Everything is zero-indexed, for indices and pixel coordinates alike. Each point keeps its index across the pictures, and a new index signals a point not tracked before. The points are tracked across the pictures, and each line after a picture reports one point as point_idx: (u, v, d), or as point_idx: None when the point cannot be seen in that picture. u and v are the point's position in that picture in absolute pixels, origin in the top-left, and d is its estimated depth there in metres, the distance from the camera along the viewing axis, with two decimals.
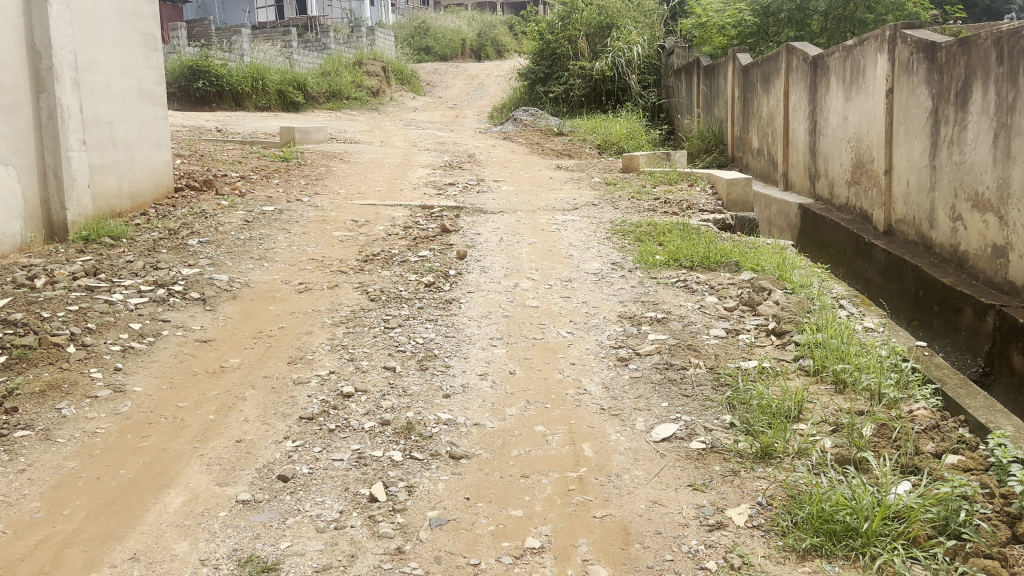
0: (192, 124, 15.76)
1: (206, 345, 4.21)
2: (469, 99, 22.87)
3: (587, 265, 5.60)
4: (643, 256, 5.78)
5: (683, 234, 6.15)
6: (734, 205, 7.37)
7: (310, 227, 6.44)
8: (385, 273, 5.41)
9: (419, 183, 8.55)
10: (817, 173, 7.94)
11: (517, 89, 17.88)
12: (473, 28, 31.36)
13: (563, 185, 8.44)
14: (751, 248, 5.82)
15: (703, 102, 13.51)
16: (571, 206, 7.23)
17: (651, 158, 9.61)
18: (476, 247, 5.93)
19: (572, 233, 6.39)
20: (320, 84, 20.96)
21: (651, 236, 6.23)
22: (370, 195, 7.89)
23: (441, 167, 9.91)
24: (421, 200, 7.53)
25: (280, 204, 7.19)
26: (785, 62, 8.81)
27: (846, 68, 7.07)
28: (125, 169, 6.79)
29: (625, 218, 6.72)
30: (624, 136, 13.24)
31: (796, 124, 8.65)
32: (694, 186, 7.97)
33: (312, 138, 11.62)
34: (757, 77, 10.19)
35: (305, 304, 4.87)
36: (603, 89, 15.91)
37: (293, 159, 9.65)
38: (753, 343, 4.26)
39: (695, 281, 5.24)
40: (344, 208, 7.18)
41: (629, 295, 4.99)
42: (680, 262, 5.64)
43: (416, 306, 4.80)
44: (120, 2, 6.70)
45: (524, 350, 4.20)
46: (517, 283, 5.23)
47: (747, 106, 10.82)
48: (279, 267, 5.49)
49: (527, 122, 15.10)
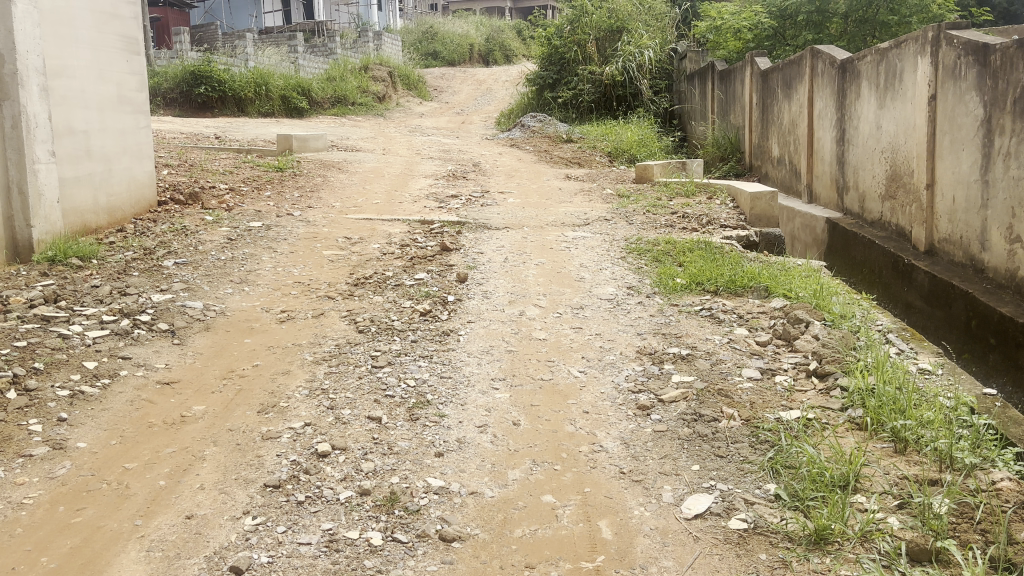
0: (192, 131, 15.29)
1: (167, 388, 3.71)
2: (477, 105, 22.36)
3: (600, 289, 5.07)
4: (662, 279, 5.25)
5: (706, 253, 5.62)
6: (758, 219, 6.80)
7: (299, 245, 5.93)
8: (377, 298, 4.89)
9: (420, 195, 8.04)
10: (846, 186, 7.40)
11: (525, 94, 17.35)
12: (481, 33, 30.88)
13: (572, 197, 7.92)
14: (781, 271, 5.29)
15: (718, 107, 12.97)
16: (582, 221, 6.70)
17: (666, 167, 9.06)
18: (478, 268, 5.41)
19: (584, 252, 5.86)
20: (325, 89, 20.51)
21: (671, 256, 5.70)
22: (367, 208, 7.38)
23: (444, 177, 9.40)
24: (421, 214, 7.02)
25: (269, 219, 6.69)
26: (809, 67, 8.28)
27: (880, 72, 6.54)
28: (102, 182, 6.31)
29: (642, 235, 6.18)
30: (636, 144, 12.73)
31: (822, 132, 8.11)
32: (714, 200, 7.44)
33: (311, 146, 11.12)
34: (778, 81, 9.65)
35: (284, 336, 4.35)
36: (613, 94, 15.40)
37: (288, 169, 9.15)
38: (792, 387, 3.72)
39: (722, 309, 4.71)
40: (337, 223, 6.67)
41: (647, 327, 4.46)
42: (705, 286, 5.11)
43: (409, 339, 4.28)
44: (98, 3, 6.22)
45: (529, 394, 3.67)
46: (523, 310, 4.70)
47: (767, 113, 10.28)
48: (260, 292, 4.98)
49: (534, 128, 14.57)
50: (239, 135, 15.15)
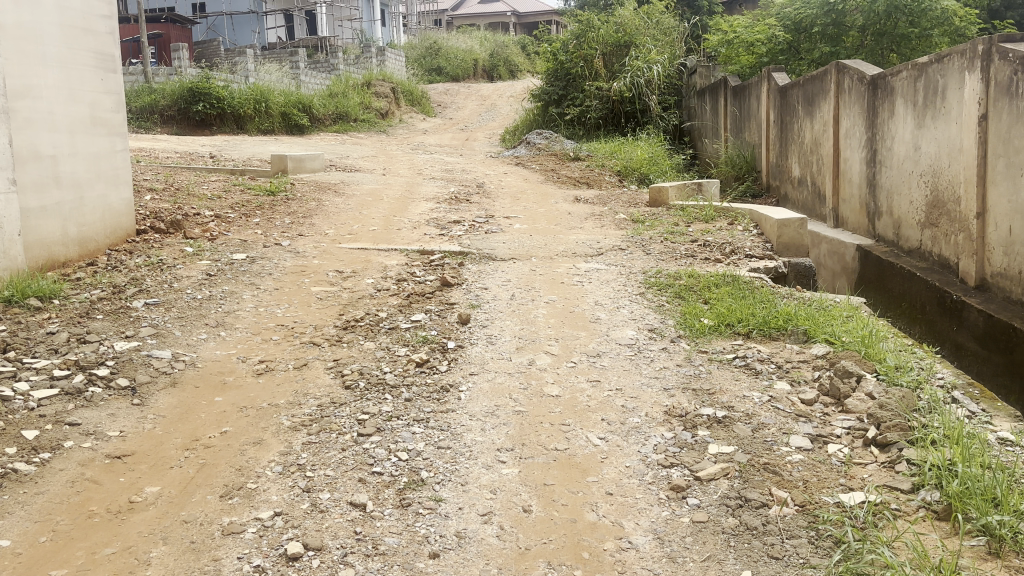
0: (188, 150, 14.82)
1: (117, 463, 3.18)
2: (481, 121, 21.91)
3: (618, 333, 4.51)
4: (686, 320, 4.72)
5: (734, 290, 5.08)
6: (786, 248, 6.27)
7: (285, 281, 5.40)
8: (368, 345, 4.35)
9: (420, 221, 7.52)
10: (877, 211, 6.88)
11: (530, 110, 16.87)
12: (485, 48, 30.49)
13: (582, 223, 7.38)
14: (821, 310, 4.74)
15: (731, 124, 12.46)
16: (595, 250, 6.16)
17: (681, 189, 8.53)
18: (482, 307, 4.87)
19: (598, 287, 5.32)
20: (326, 106, 20.08)
21: (696, 292, 5.16)
22: (363, 236, 6.86)
23: (446, 200, 8.88)
24: (420, 243, 6.49)
25: (255, 250, 6.17)
26: (835, 82, 7.77)
27: (917, 88, 6.03)
28: (71, 212, 5.80)
29: (661, 267, 5.65)
30: (646, 162, 12.22)
31: (848, 152, 7.59)
32: (736, 226, 6.91)
33: (307, 167, 10.63)
34: (798, 97, 9.15)
35: (260, 394, 3.81)
36: (621, 110, 14.90)
37: (280, 192, 8.63)
38: (850, 459, 3.17)
39: (760, 358, 4.17)
40: (329, 254, 6.14)
41: (674, 380, 3.91)
42: (736, 328, 4.58)
43: (402, 397, 3.73)
44: (69, 17, 5.74)
45: (542, 469, 3.13)
46: (532, 359, 4.16)
47: (785, 130, 9.77)
48: (238, 339, 4.45)
49: (540, 146, 14.10)
50: (236, 154, 14.68)
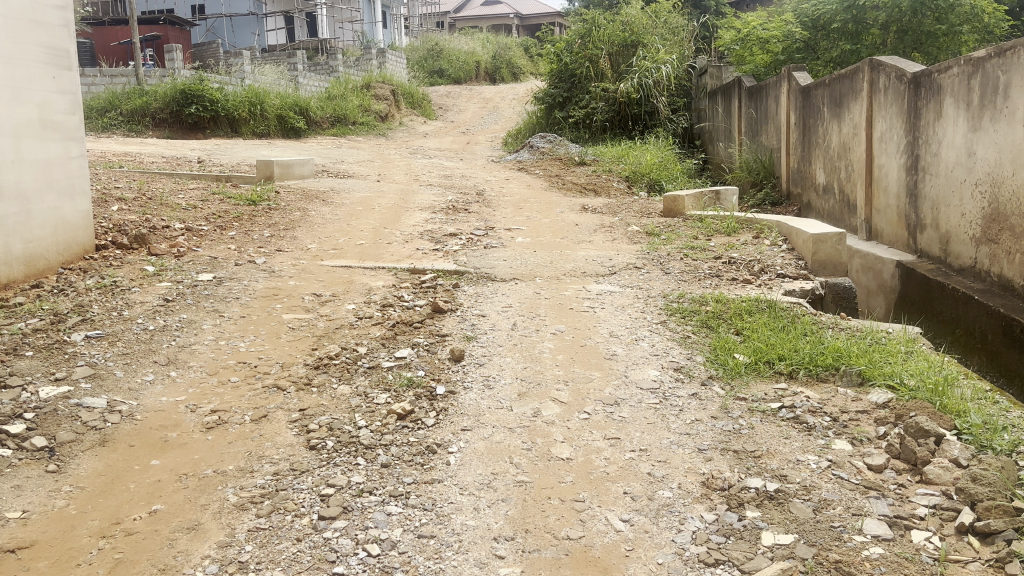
0: (176, 155, 14.16)
1: (10, 559, 2.51)
2: (483, 124, 21.25)
3: (638, 374, 3.82)
4: (717, 357, 4.03)
5: (770, 321, 4.39)
6: (823, 267, 5.58)
7: (254, 307, 4.73)
8: (341, 391, 3.66)
9: (413, 234, 6.85)
10: (919, 223, 6.20)
11: (533, 113, 16.18)
12: (487, 50, 29.85)
13: (591, 236, 6.70)
14: (875, 347, 4.04)
15: (746, 127, 11.79)
16: (606, 269, 5.48)
17: (698, 197, 7.84)
18: (478, 340, 4.20)
19: (613, 314, 4.64)
20: (324, 108, 19.44)
21: (727, 321, 4.49)
22: (348, 251, 6.18)
23: (443, 209, 8.21)
24: (412, 260, 5.82)
25: (225, 269, 5.49)
26: (869, 81, 7.10)
27: (973, 88, 5.34)
28: (16, 226, 5.12)
29: (683, 290, 4.96)
30: (656, 167, 11.55)
31: (883, 158, 6.92)
32: (764, 241, 6.23)
33: (295, 173, 9.97)
34: (824, 97, 8.46)
35: (205, 456, 3.13)
36: (628, 113, 14.19)
37: (262, 202, 7.96)
38: (945, 555, 2.48)
39: (810, 408, 3.49)
40: (308, 273, 5.46)
41: (710, 439, 3.22)
42: (778, 369, 3.91)
43: (378, 462, 3.04)
44: (14, 6, 5.08)
45: (550, 569, 2.45)
46: (538, 409, 3.47)
47: (808, 134, 9.10)
48: (190, 382, 3.78)
49: (544, 149, 13.42)
50: (227, 159, 14.03)
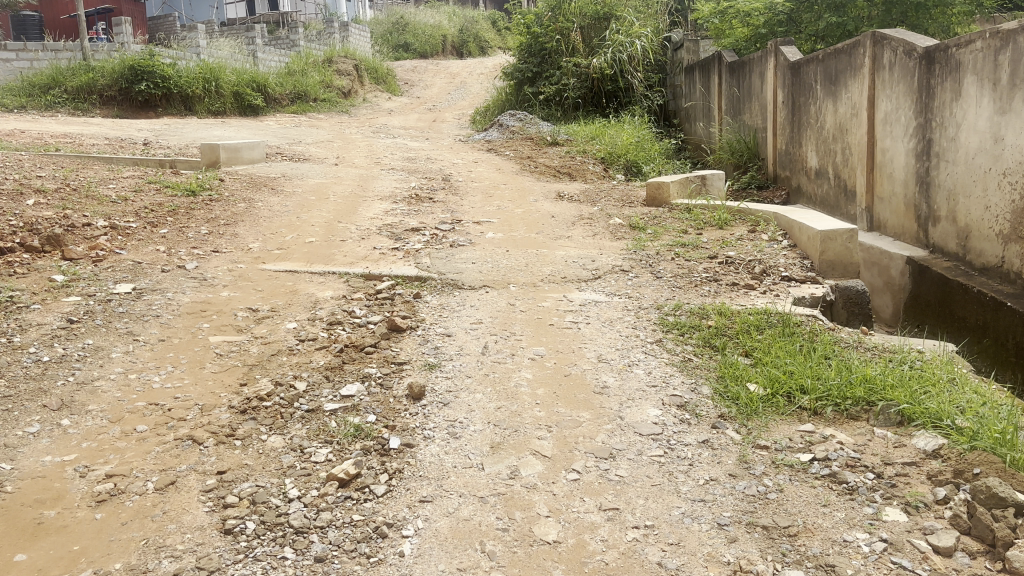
0: (121, 136, 13.19)
1: None
2: (450, 101, 20.38)
3: (635, 414, 3.17)
4: (726, 389, 3.39)
5: (785, 341, 3.75)
6: (831, 268, 4.94)
7: (176, 327, 3.99)
8: (271, 446, 2.97)
9: (371, 229, 6.14)
10: (931, 214, 5.61)
11: (502, 89, 15.36)
12: (454, 23, 28.80)
13: (569, 231, 6.02)
14: (913, 372, 3.42)
15: (726, 105, 11.18)
16: (589, 273, 4.81)
17: (683, 184, 7.20)
18: (442, 370, 3.51)
19: (601, 331, 3.97)
20: (283, 84, 18.47)
21: (734, 340, 3.85)
22: (296, 252, 5.46)
23: (406, 198, 7.49)
24: (367, 262, 5.12)
25: (150, 276, 4.74)
26: (871, 56, 6.46)
27: (1001, 64, 4.71)
28: None
29: (679, 299, 4.31)
30: (633, 147, 10.90)
31: (886, 141, 6.31)
32: (762, 237, 5.61)
33: (244, 157, 9.15)
34: (817, 74, 7.82)
35: (87, 548, 2.43)
36: (602, 89, 13.48)
37: (203, 191, 7.17)
38: None
39: (847, 459, 2.86)
40: (245, 281, 4.73)
41: (730, 509, 2.58)
42: (800, 404, 3.28)
43: (312, 556, 2.37)
44: None
45: None
46: (515, 466, 2.81)
47: (798, 112, 8.47)
48: (84, 434, 3.05)
49: (514, 128, 12.66)
50: (176, 141, 13.10)
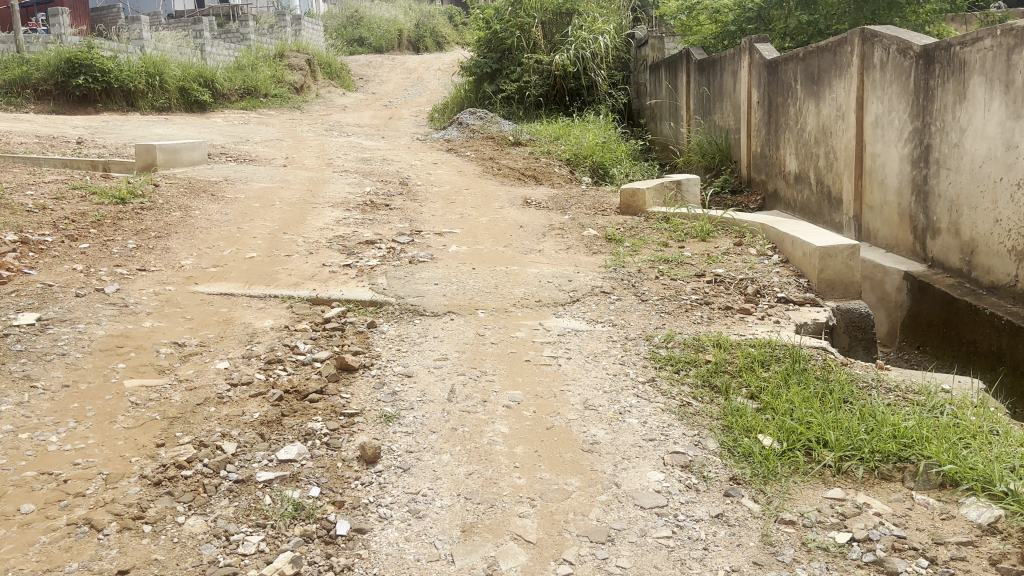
0: (54, 134, 12.32)
1: None
2: (406, 97, 19.73)
3: (633, 480, 2.65)
4: (736, 444, 2.90)
5: (795, 382, 3.27)
6: (831, 288, 4.48)
7: (85, 369, 3.36)
8: (190, 532, 2.39)
9: (320, 242, 5.56)
10: (931, 226, 5.21)
11: (460, 86, 14.79)
12: (410, 18, 28.08)
13: (539, 244, 5.51)
14: (947, 419, 2.96)
15: (694, 104, 10.77)
16: (565, 295, 4.29)
17: (659, 190, 6.74)
18: (401, 423, 2.96)
19: (585, 368, 3.45)
20: (232, 79, 17.64)
21: (737, 379, 3.37)
22: (235, 270, 4.86)
23: (360, 204, 6.91)
24: (315, 283, 4.55)
25: (60, 302, 4.09)
26: (861, 54, 6.05)
27: (1014, 65, 4.31)
28: None
29: (669, 329, 3.81)
30: (598, 148, 10.42)
31: (877, 146, 5.91)
32: (750, 251, 5.15)
33: (183, 159, 8.45)
34: (797, 74, 7.41)
35: None
36: (565, 87, 12.99)
37: (134, 198, 6.50)
38: None
39: (892, 539, 2.38)
40: (174, 309, 4.12)
41: None
42: (822, 461, 2.80)
43: None
44: None
45: None
46: (494, 558, 2.27)
47: (775, 112, 8.07)
48: None
49: (474, 127, 12.11)
50: (113, 139, 12.27)
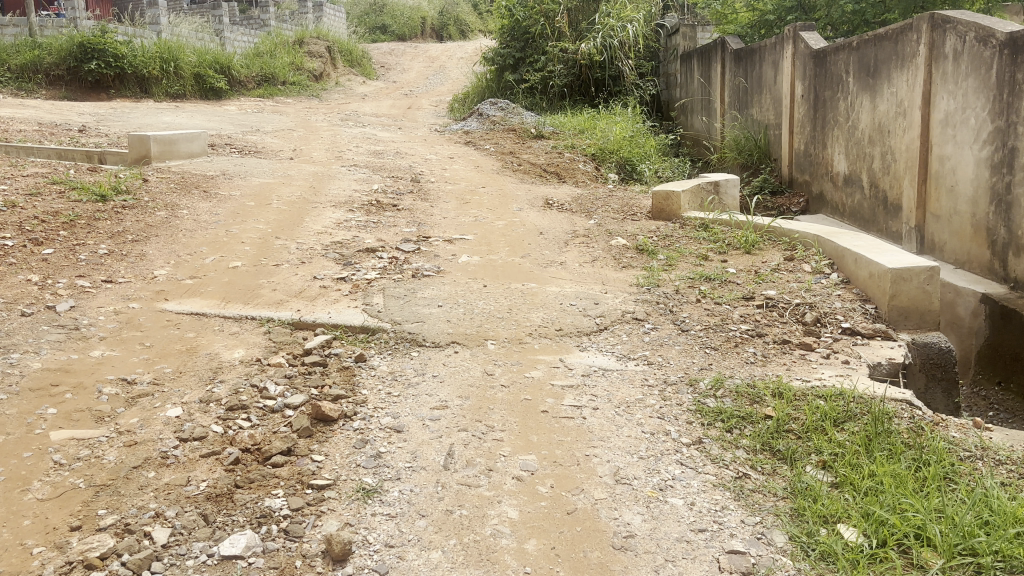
0: (58, 121, 11.77)
1: None
2: (427, 86, 19.08)
3: None
4: (812, 540, 2.24)
5: (878, 451, 2.62)
6: (905, 317, 3.79)
7: (7, 414, 2.76)
8: None
9: (316, 249, 4.94)
10: (1014, 241, 4.53)
11: (481, 76, 14.11)
12: (433, 6, 27.46)
13: (561, 256, 4.87)
14: None
15: (729, 96, 10.03)
16: (590, 322, 3.65)
17: (695, 194, 6.08)
18: (382, 502, 2.34)
19: (615, 423, 2.81)
20: (249, 66, 17.06)
21: (805, 445, 2.72)
22: (214, 283, 4.27)
23: (365, 205, 6.29)
24: (302, 301, 3.94)
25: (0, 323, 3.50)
26: (929, 43, 5.34)
27: None
28: None
29: (717, 371, 3.16)
30: (626, 141, 9.73)
31: (947, 147, 5.22)
32: (804, 268, 4.48)
33: (180, 151, 7.88)
34: (849, 65, 6.70)
35: None
36: (590, 77, 12.28)
37: (118, 195, 5.92)
38: None
39: None
40: (133, 333, 3.52)
41: None
42: (927, 568, 2.13)
43: None
44: None
45: None
46: None
47: (822, 107, 7.35)
48: None
49: (495, 119, 11.45)
50: (119, 128, 11.70)
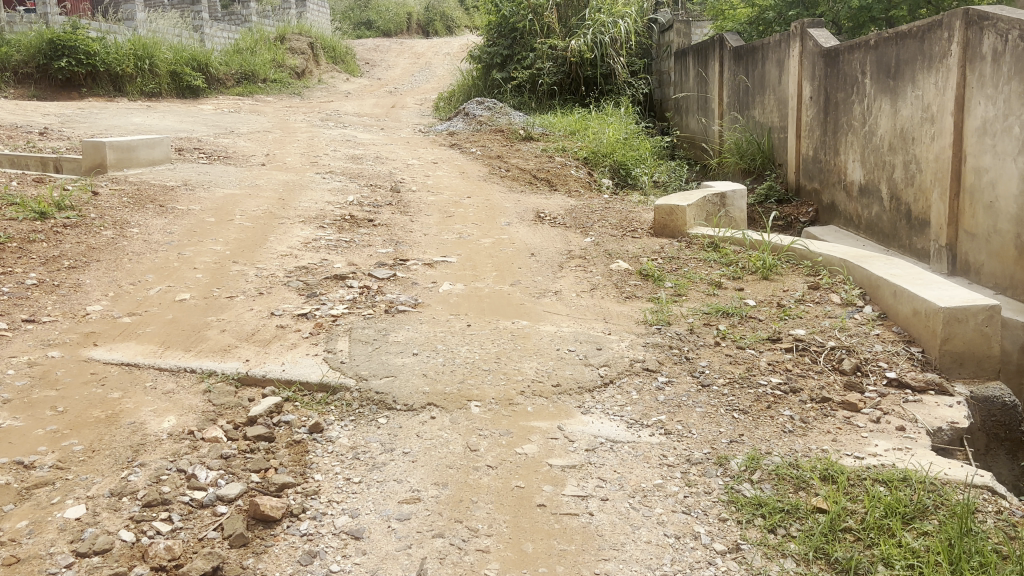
0: (18, 123, 11.06)
1: None
2: (412, 83, 18.48)
3: None
4: None
5: (968, 564, 2.06)
6: (959, 365, 3.25)
7: None
8: None
9: (277, 276, 4.35)
10: None
11: (466, 73, 13.48)
12: (419, 2, 26.81)
13: (555, 284, 4.30)
14: None
15: (729, 97, 9.47)
16: (593, 374, 3.08)
17: (701, 207, 5.52)
18: None
19: (630, 522, 2.24)
20: (228, 63, 16.38)
21: (869, 551, 2.16)
22: (155, 322, 3.68)
23: (337, 220, 5.70)
24: (253, 347, 3.36)
25: None
26: (963, 42, 4.81)
27: None
28: None
29: (749, 445, 2.61)
30: (620, 144, 9.15)
31: (983, 157, 4.69)
32: (833, 299, 3.93)
33: (140, 158, 7.27)
34: (865, 65, 6.16)
35: None
36: (581, 76, 11.68)
37: (60, 212, 5.30)
38: None
39: None
40: (45, 393, 2.94)
41: None
42: None
43: None
44: None
45: None
46: None
47: (833, 110, 6.81)
48: None
49: (482, 119, 10.87)
50: (83, 130, 11.02)
